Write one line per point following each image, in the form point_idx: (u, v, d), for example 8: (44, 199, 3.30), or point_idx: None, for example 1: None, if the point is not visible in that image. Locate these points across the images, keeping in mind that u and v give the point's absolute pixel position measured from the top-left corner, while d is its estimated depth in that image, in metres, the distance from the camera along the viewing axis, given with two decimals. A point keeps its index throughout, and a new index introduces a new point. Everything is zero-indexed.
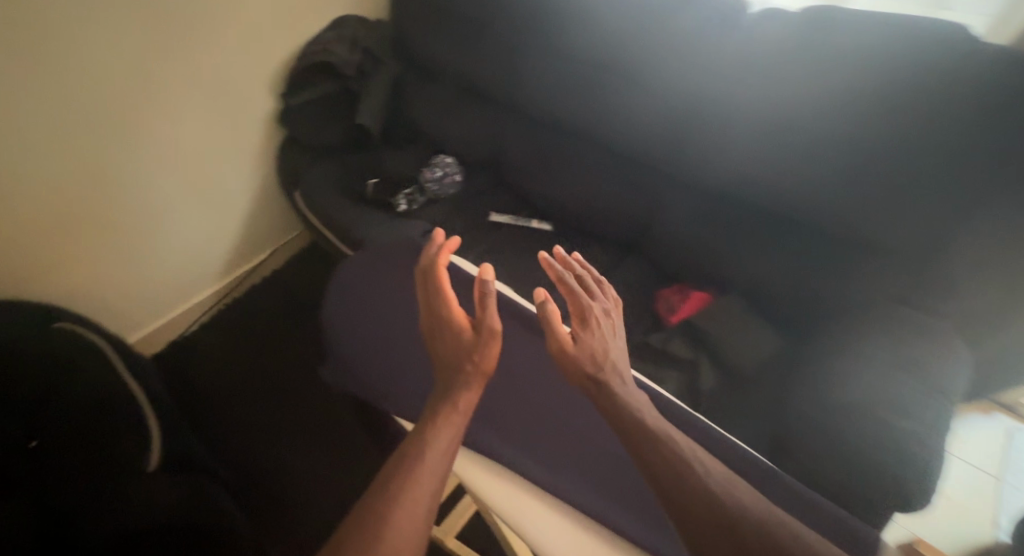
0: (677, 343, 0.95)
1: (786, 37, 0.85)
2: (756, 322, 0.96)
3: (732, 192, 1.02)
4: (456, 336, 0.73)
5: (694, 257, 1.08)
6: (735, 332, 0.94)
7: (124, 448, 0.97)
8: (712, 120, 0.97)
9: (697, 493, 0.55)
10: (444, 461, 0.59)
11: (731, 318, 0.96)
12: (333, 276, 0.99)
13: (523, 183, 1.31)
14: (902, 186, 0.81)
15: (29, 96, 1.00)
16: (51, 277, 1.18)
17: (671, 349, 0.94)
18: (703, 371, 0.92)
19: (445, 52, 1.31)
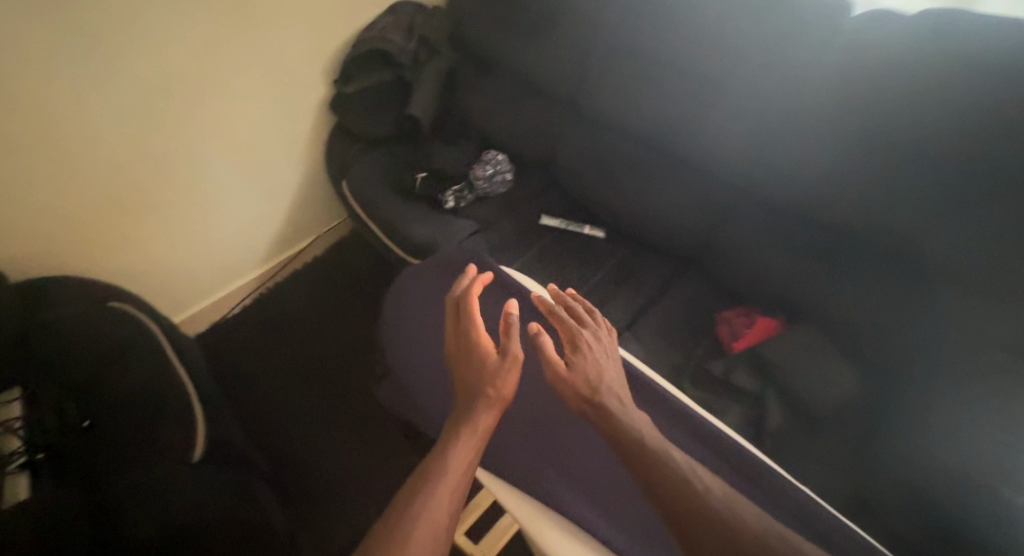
0: (743, 374, 0.96)
1: (872, 46, 0.81)
2: (830, 355, 0.95)
3: (809, 215, 0.97)
4: (474, 359, 0.71)
5: (765, 282, 1.05)
6: (802, 368, 0.92)
7: (170, 436, 0.98)
8: (784, 130, 0.93)
9: (704, 517, 0.53)
10: (454, 488, 0.59)
11: (803, 348, 0.95)
12: (392, 289, 0.99)
13: (579, 186, 1.27)
14: (994, 211, 0.75)
15: (88, 74, 1.00)
16: (103, 256, 1.20)
17: (735, 380, 0.95)
18: (770, 408, 0.92)
19: (504, 45, 1.29)
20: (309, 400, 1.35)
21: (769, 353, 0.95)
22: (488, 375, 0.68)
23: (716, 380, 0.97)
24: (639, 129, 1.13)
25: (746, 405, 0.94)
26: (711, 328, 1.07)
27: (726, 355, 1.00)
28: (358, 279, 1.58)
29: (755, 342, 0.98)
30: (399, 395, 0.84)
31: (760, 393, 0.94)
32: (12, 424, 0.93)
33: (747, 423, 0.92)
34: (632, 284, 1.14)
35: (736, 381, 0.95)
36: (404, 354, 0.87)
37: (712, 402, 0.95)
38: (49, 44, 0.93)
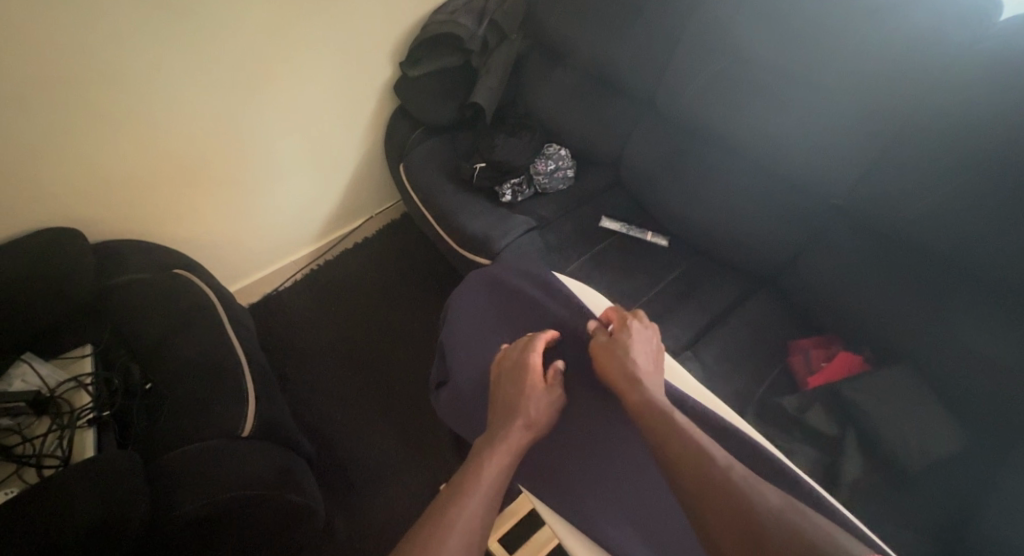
0: (818, 413, 0.89)
1: (989, 72, 0.76)
2: (919, 402, 0.86)
3: (907, 241, 0.91)
4: (513, 382, 0.70)
5: (849, 315, 0.98)
6: (893, 417, 0.85)
7: (222, 408, 1.01)
8: (875, 151, 0.91)
9: (730, 501, 0.52)
10: (488, 504, 0.57)
11: (891, 393, 0.87)
12: (458, 292, 0.94)
13: (643, 188, 1.23)
14: None
15: (170, 47, 1.03)
16: (172, 223, 1.25)
17: (809, 419, 0.89)
18: (847, 451, 0.87)
19: (580, 36, 1.26)
20: (355, 381, 1.38)
21: (847, 391, 0.88)
22: (524, 401, 0.67)
23: (787, 417, 0.91)
24: (723, 134, 1.08)
25: (820, 448, 0.89)
26: (784, 357, 1.01)
27: (798, 391, 0.94)
28: (410, 263, 1.59)
29: (833, 377, 0.93)
30: (453, 409, 0.80)
31: (840, 437, 0.88)
32: (84, 380, 0.99)
33: (819, 466, 0.87)
34: (700, 299, 1.09)
35: (811, 421, 0.88)
36: (461, 363, 0.83)
37: (781, 438, 0.90)
38: (138, 17, 0.96)
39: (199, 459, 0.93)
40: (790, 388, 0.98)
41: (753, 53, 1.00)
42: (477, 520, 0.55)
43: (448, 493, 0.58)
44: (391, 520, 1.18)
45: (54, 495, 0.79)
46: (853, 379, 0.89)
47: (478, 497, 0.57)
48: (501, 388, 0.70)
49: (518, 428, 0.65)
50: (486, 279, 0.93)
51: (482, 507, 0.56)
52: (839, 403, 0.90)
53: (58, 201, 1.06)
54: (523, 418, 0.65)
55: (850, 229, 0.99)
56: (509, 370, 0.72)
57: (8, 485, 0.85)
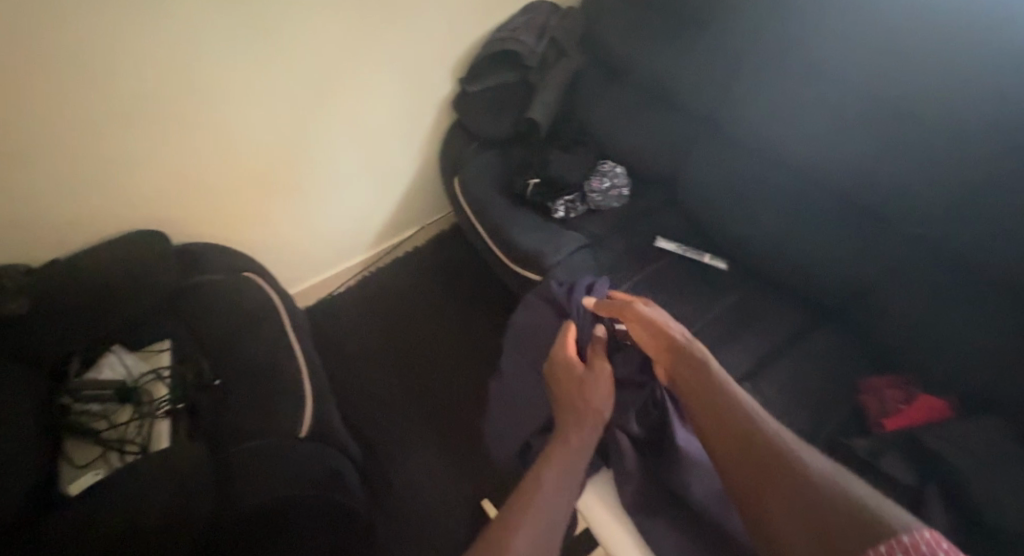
0: (894, 461, 0.77)
1: None
2: (1013, 451, 0.75)
3: (994, 277, 0.83)
4: (571, 367, 0.76)
5: (931, 353, 0.89)
6: (988, 467, 0.73)
7: (282, 410, 1.07)
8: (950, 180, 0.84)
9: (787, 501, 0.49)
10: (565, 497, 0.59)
11: (984, 442, 0.76)
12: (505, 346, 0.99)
13: (700, 209, 1.19)
14: None
15: (250, 64, 1.10)
16: (241, 227, 1.34)
17: (883, 466, 0.77)
18: (931, 504, 0.73)
19: (638, 54, 1.25)
20: (404, 389, 1.42)
21: (930, 441, 0.76)
22: (589, 385, 0.72)
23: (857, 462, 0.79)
24: (790, 156, 1.04)
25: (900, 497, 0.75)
26: (854, 397, 0.92)
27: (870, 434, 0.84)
28: (462, 275, 1.62)
29: (913, 423, 0.81)
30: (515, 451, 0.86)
31: (920, 490, 0.75)
32: (162, 373, 1.10)
33: None
34: (760, 325, 1.02)
35: (888, 469, 0.76)
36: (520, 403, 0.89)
37: None
38: (225, 41, 1.05)
39: (261, 454, 0.98)
40: (858, 428, 0.88)
41: (830, 68, 0.94)
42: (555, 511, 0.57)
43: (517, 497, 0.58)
44: (435, 529, 1.21)
45: (129, 482, 0.88)
46: (934, 427, 0.78)
47: (554, 484, 0.60)
48: (560, 378, 0.76)
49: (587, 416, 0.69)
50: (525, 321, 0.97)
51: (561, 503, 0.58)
52: (918, 452, 0.77)
53: (146, 203, 1.16)
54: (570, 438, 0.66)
55: (933, 260, 0.91)
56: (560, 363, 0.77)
57: (95, 467, 0.96)
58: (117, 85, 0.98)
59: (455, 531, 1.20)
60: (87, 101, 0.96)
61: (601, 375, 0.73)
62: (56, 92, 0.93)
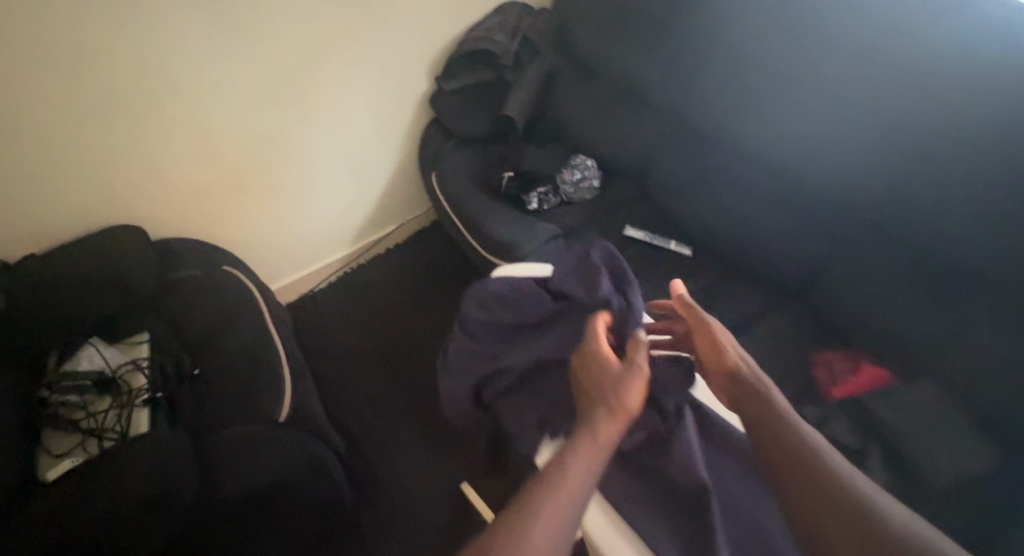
0: (841, 425, 0.81)
1: (1004, 87, 0.76)
2: (955, 419, 0.81)
3: (932, 253, 0.89)
4: (604, 362, 0.68)
5: (882, 329, 0.95)
6: (923, 426, 0.79)
7: (263, 397, 1.08)
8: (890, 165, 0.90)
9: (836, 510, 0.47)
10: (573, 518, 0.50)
11: (921, 406, 0.82)
12: (462, 302, 0.95)
13: (667, 199, 1.24)
14: None
15: (229, 62, 1.13)
16: (223, 224, 1.36)
17: (832, 430, 0.82)
18: (872, 465, 0.79)
19: (608, 52, 1.30)
20: (384, 381, 1.45)
21: (874, 405, 0.82)
22: (625, 385, 0.63)
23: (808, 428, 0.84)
24: (750, 146, 1.10)
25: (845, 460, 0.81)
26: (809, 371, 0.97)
27: (822, 403, 0.89)
28: (441, 270, 1.66)
29: (859, 390, 0.87)
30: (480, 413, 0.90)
31: (863, 450, 0.81)
32: (141, 363, 1.10)
33: None
34: (723, 307, 1.07)
35: (835, 432, 0.81)
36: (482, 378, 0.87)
37: None
38: (206, 40, 1.07)
39: (242, 439, 1.00)
40: (813, 399, 0.93)
41: (784, 62, 1.00)
42: (560, 525, 0.48)
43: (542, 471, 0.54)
44: (415, 515, 1.23)
45: (107, 469, 0.89)
46: (879, 394, 0.83)
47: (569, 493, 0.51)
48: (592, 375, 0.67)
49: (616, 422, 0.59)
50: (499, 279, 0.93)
51: (569, 514, 0.49)
52: (862, 416, 0.83)
53: (125, 199, 1.17)
54: (610, 405, 0.61)
55: (882, 240, 0.97)
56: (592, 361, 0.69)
57: (75, 453, 0.96)
58: (99, 84, 1.00)
59: (434, 516, 1.23)
60: (65, 98, 0.98)
61: (637, 377, 0.64)
62: (38, 90, 0.94)
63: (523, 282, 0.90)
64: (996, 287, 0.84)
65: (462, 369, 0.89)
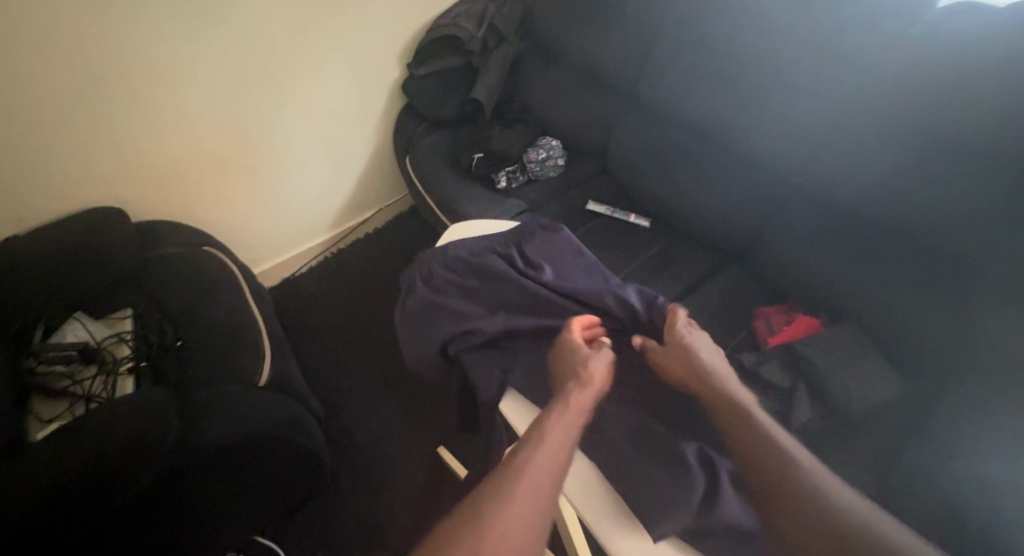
0: (773, 367, 0.90)
1: (909, 56, 0.85)
2: (874, 360, 0.90)
3: (856, 208, 0.97)
4: (570, 348, 0.75)
5: (817, 283, 1.03)
6: (842, 365, 0.88)
7: (245, 363, 1.14)
8: (814, 132, 0.99)
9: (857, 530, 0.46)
10: (552, 468, 0.58)
11: (845, 349, 0.90)
12: (418, 265, 0.94)
13: (626, 174, 1.32)
14: (1017, 212, 0.77)
15: (205, 46, 1.18)
16: (204, 205, 1.40)
17: (765, 372, 0.90)
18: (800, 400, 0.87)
19: (568, 36, 1.38)
20: (362, 357, 1.50)
21: (805, 349, 0.90)
22: (588, 360, 0.72)
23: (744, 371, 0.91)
24: (698, 120, 1.17)
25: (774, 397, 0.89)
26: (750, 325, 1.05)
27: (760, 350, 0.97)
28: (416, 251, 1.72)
29: (792, 337, 0.96)
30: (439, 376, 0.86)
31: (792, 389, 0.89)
32: (125, 335, 1.16)
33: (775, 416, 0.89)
34: (675, 270, 1.15)
35: (767, 374, 0.89)
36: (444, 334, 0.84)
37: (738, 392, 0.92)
38: (185, 24, 1.13)
39: (226, 397, 1.05)
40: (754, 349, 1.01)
41: (722, 41, 1.08)
42: (541, 474, 0.57)
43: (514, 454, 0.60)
44: (396, 476, 1.30)
45: (93, 425, 0.93)
46: (808, 338, 0.92)
47: (545, 451, 0.59)
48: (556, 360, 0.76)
49: (583, 391, 0.68)
50: (464, 242, 0.96)
51: (547, 468, 0.58)
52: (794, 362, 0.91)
53: (107, 180, 1.22)
54: (577, 383, 0.69)
55: (816, 201, 1.05)
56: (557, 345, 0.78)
57: (60, 417, 1.02)
58: (82, 63, 1.05)
59: (413, 476, 1.29)
60: (48, 79, 1.02)
61: (602, 357, 0.73)
62: (25, 71, 0.99)
63: (488, 252, 0.93)
64: (906, 239, 0.93)
65: (424, 324, 0.87)
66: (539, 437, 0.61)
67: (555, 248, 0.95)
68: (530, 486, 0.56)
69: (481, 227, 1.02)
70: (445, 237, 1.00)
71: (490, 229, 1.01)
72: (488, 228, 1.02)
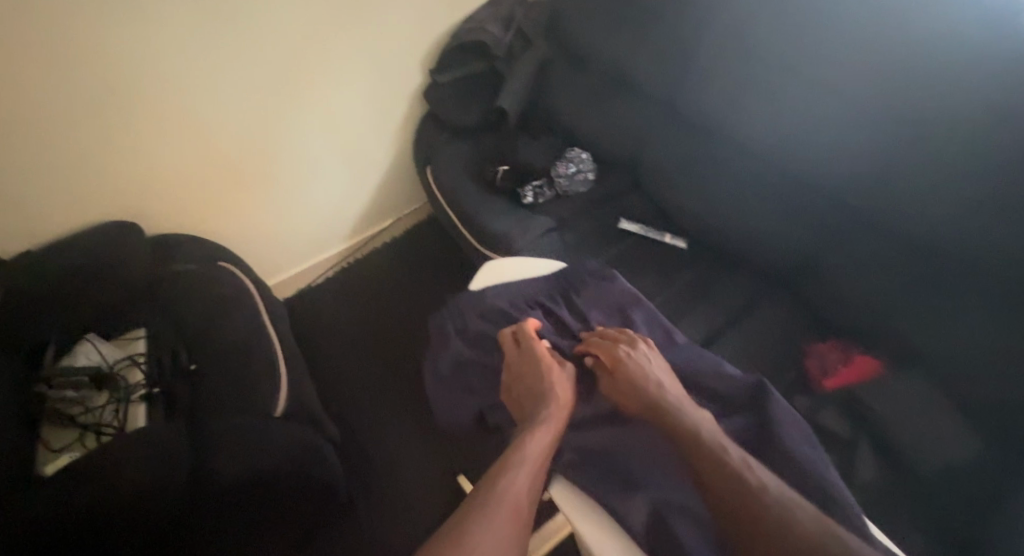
0: (831, 416, 0.87)
1: (994, 76, 0.75)
2: (944, 412, 0.82)
3: (923, 240, 0.88)
4: (530, 356, 0.78)
5: (875, 319, 0.94)
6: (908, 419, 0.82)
7: (258, 393, 1.09)
8: (874, 157, 0.90)
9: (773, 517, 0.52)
10: (529, 491, 0.61)
11: (909, 399, 0.84)
12: (456, 312, 0.92)
13: (661, 191, 1.24)
14: None
15: (217, 55, 1.11)
16: (218, 218, 1.35)
17: (823, 422, 0.86)
18: (862, 454, 0.83)
19: (598, 38, 1.28)
20: (380, 376, 1.44)
21: (866, 398, 0.85)
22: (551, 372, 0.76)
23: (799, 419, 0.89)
24: (741, 136, 1.08)
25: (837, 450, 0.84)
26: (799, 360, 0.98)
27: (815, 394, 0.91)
28: (435, 263, 1.65)
29: (850, 381, 0.89)
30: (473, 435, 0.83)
31: (853, 441, 0.85)
32: (138, 359, 1.11)
33: None
34: (715, 298, 1.08)
35: (824, 422, 0.86)
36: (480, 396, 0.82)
37: None
38: (197, 33, 1.06)
39: (237, 430, 1.00)
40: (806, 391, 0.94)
41: (771, 52, 0.99)
42: (518, 499, 0.59)
43: (494, 474, 0.62)
44: (415, 507, 1.24)
45: (103, 462, 0.89)
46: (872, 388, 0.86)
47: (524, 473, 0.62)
48: (521, 372, 0.77)
49: (549, 407, 0.71)
50: (503, 289, 0.93)
51: (524, 493, 0.60)
52: (854, 410, 0.87)
53: (119, 194, 1.17)
54: (554, 400, 0.72)
55: (875, 229, 0.96)
56: (522, 356, 0.79)
57: (71, 449, 0.98)
58: (87, 75, 0.99)
59: (434, 506, 1.24)
60: (53, 92, 0.97)
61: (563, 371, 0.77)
62: (28, 87, 0.94)
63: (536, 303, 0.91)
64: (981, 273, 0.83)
65: (452, 378, 0.85)
66: (515, 457, 0.63)
67: (611, 300, 0.91)
68: (511, 509, 0.58)
69: (520, 267, 0.98)
70: (482, 277, 0.97)
71: (529, 271, 0.97)
72: (527, 269, 0.98)
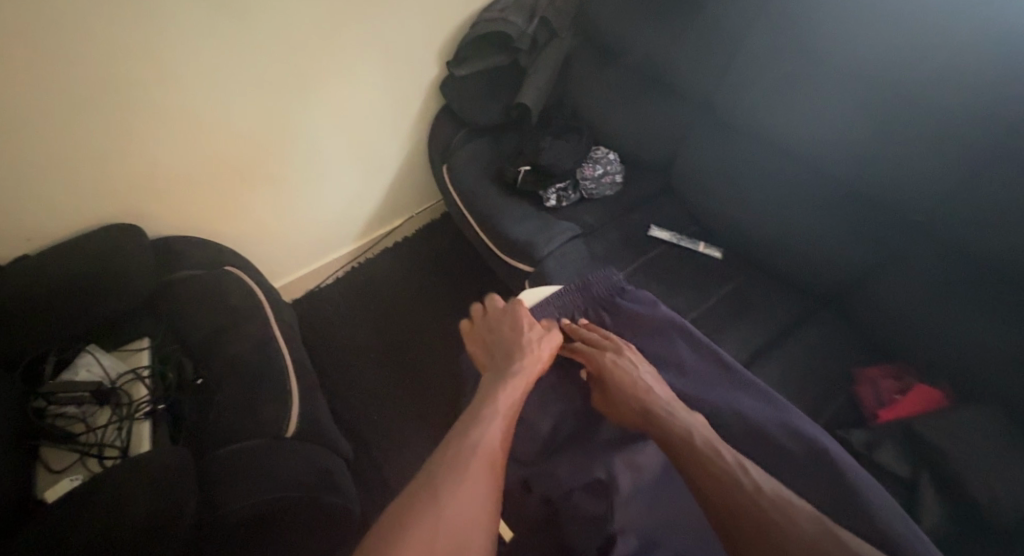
0: (889, 453, 0.80)
1: None
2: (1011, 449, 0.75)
3: (993, 262, 0.80)
4: (516, 327, 0.82)
5: (934, 344, 0.88)
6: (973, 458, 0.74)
7: (270, 413, 1.04)
8: (939, 168, 0.82)
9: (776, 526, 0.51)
10: (500, 442, 0.63)
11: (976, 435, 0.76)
12: None
13: (694, 196, 1.17)
14: None
15: (224, 47, 1.04)
16: (224, 221, 1.29)
17: (878, 459, 0.80)
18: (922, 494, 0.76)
19: (627, 27, 1.19)
20: (394, 384, 1.39)
21: (929, 434, 0.78)
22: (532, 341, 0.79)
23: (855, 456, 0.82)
24: (785, 140, 1.00)
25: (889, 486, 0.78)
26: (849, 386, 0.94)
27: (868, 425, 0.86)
28: (451, 265, 1.59)
29: (907, 413, 0.83)
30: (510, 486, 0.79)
31: (913, 481, 0.78)
32: (142, 372, 1.06)
33: None
34: (755, 315, 1.01)
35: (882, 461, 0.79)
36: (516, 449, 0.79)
37: None
38: (200, 27, 0.99)
39: (245, 457, 0.95)
40: (859, 422, 0.90)
41: (825, 50, 0.90)
42: (493, 452, 0.61)
43: (462, 428, 0.64)
44: None
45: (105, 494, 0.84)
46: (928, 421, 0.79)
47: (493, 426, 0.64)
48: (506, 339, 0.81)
49: (523, 367, 0.75)
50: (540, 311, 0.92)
51: (499, 447, 0.62)
52: (914, 445, 0.80)
53: (121, 194, 1.10)
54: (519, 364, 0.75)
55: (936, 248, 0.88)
56: (508, 323, 0.84)
57: (73, 472, 0.94)
58: (81, 74, 0.91)
59: None
60: (46, 91, 0.90)
61: (545, 340, 0.80)
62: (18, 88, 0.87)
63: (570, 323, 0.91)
64: None
65: None
66: (483, 414, 0.66)
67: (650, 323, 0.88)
68: (481, 460, 0.59)
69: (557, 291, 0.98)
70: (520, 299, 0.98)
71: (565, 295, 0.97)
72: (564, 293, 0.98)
